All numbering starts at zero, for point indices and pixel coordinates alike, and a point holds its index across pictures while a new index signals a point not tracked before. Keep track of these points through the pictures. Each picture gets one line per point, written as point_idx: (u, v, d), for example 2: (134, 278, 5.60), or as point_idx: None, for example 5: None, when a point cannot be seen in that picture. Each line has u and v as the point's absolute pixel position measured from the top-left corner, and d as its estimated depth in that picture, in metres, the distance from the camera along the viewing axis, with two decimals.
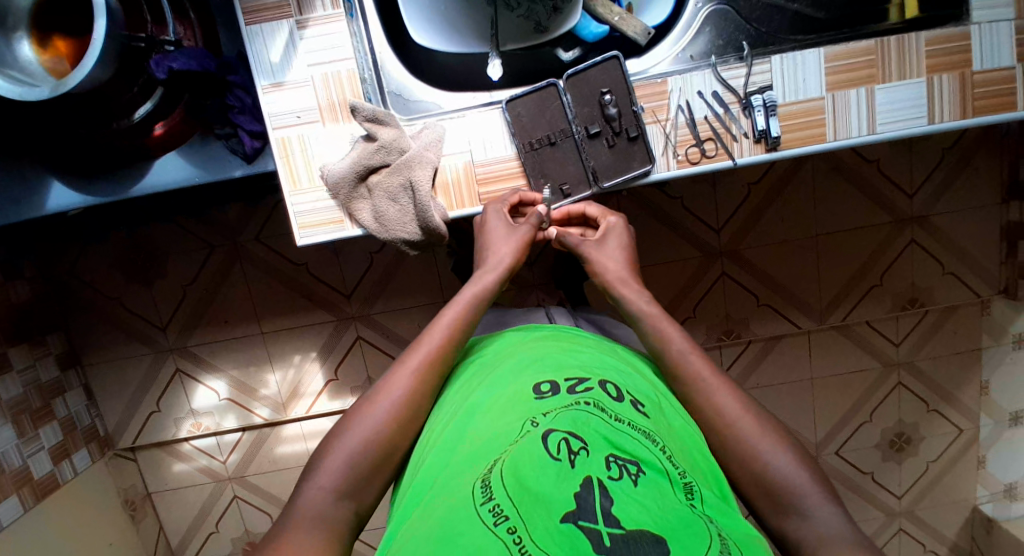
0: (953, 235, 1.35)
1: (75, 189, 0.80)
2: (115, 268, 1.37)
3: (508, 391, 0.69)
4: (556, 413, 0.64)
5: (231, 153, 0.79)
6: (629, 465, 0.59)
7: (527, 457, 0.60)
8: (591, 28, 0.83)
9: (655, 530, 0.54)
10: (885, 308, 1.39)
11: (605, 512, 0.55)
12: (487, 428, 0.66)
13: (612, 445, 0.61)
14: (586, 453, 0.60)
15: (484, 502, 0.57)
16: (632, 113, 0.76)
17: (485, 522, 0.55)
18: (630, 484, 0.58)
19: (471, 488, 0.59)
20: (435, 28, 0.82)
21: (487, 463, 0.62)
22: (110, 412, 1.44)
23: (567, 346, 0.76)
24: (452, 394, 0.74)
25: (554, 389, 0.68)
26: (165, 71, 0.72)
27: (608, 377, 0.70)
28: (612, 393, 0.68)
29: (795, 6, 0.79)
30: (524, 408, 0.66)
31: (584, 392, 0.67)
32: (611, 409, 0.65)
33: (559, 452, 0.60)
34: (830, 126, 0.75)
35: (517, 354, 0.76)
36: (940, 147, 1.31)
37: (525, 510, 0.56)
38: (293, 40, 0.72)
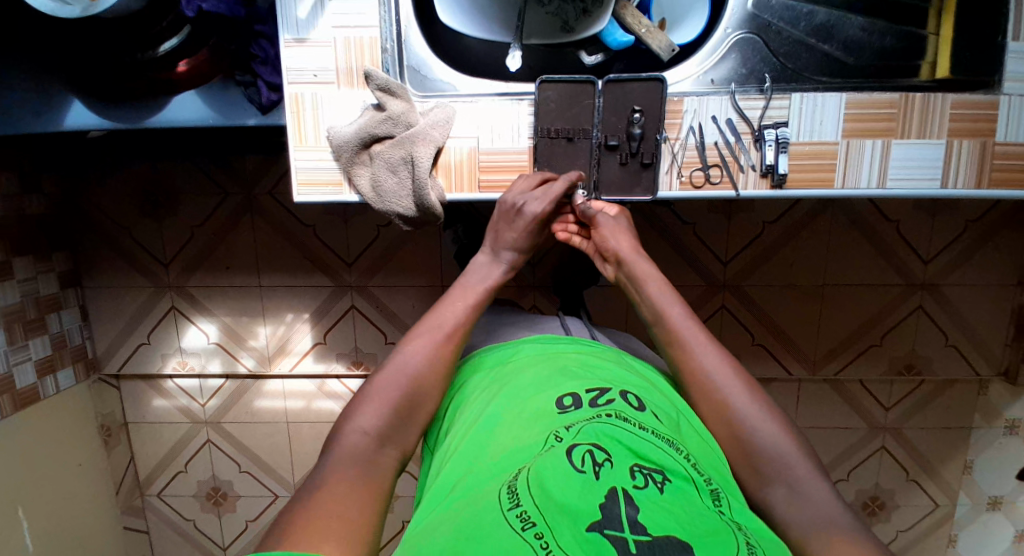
0: (963, 309, 1.33)
1: (94, 110, 0.81)
2: (129, 198, 1.38)
3: (529, 401, 0.69)
4: (579, 426, 0.64)
5: (248, 101, 0.81)
6: (655, 473, 0.60)
7: (551, 467, 0.60)
8: (617, 36, 0.82)
9: (682, 537, 0.55)
10: (880, 370, 1.37)
11: (631, 520, 0.56)
12: (510, 437, 0.66)
13: (636, 455, 0.61)
14: (611, 464, 0.60)
15: (510, 508, 0.58)
16: (655, 140, 0.76)
17: (512, 525, 0.56)
18: (656, 492, 0.58)
19: (497, 494, 0.59)
20: (466, 12, 0.83)
21: (512, 471, 0.62)
22: (101, 336, 1.46)
23: (589, 360, 0.75)
24: (473, 399, 0.75)
25: (577, 403, 0.67)
26: (195, 11, 0.73)
27: (629, 389, 0.70)
28: (634, 403, 0.68)
29: (825, 47, 0.78)
30: (546, 421, 0.66)
31: (606, 405, 0.67)
32: (634, 420, 0.65)
33: (584, 465, 0.60)
34: (839, 172, 0.75)
35: (537, 364, 0.75)
36: (965, 219, 1.29)
37: (550, 520, 0.56)
38: (322, 0, 0.72)
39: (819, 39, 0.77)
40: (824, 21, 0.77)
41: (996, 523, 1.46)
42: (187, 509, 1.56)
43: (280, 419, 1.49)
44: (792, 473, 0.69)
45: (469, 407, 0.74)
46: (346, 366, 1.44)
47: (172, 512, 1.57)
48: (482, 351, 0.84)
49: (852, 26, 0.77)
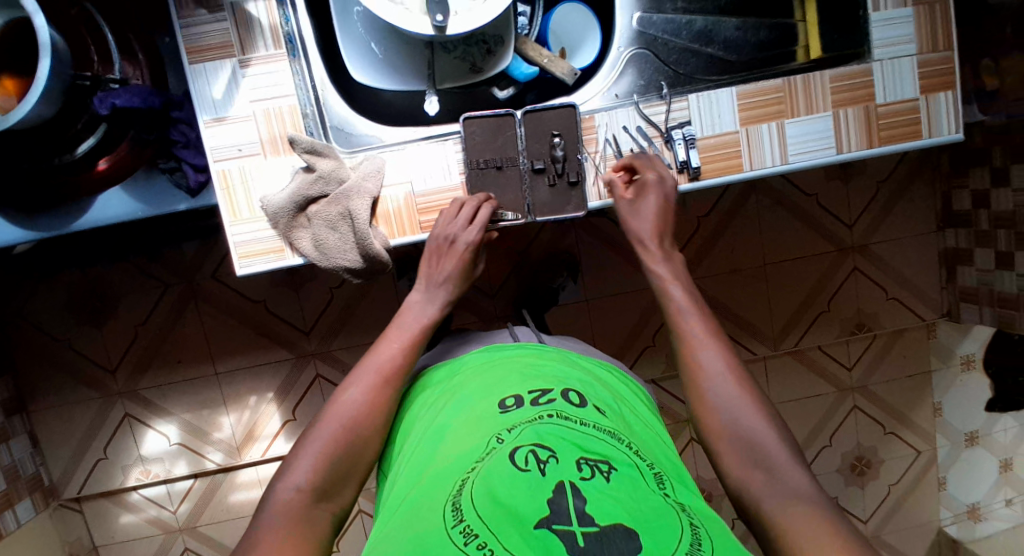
0: (893, 263, 1.44)
1: (16, 223, 0.80)
2: (67, 310, 1.40)
3: (473, 411, 0.70)
4: (520, 428, 0.65)
5: (175, 187, 0.81)
6: (601, 464, 0.61)
7: (496, 472, 0.60)
8: (522, 68, 0.87)
9: (629, 524, 0.55)
10: (835, 333, 1.45)
11: (579, 512, 0.56)
12: (457, 447, 0.66)
13: (581, 449, 0.62)
14: (555, 460, 0.61)
15: (454, 524, 0.56)
16: (578, 160, 0.80)
17: (456, 543, 0.54)
18: (603, 482, 0.59)
19: (442, 512, 0.58)
20: (378, 69, 0.84)
21: (457, 482, 0.61)
22: (55, 461, 1.42)
23: (533, 361, 0.78)
24: (420, 420, 0.75)
25: (519, 404, 0.69)
26: (109, 108, 0.71)
27: (570, 387, 0.73)
28: (575, 400, 0.70)
29: (709, 50, 0.85)
30: (490, 425, 0.67)
31: (548, 404, 0.69)
32: (575, 416, 0.67)
33: (528, 463, 0.61)
34: (745, 157, 0.80)
35: (480, 375, 0.77)
36: (875, 180, 1.41)
37: (495, 526, 0.55)
38: (235, 78, 0.74)
39: (702, 43, 0.85)
40: (703, 28, 0.85)
41: (977, 458, 1.53)
42: None
43: None
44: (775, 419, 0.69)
45: (418, 428, 0.74)
46: None
47: None
48: (424, 373, 0.85)
49: (727, 27, 0.85)
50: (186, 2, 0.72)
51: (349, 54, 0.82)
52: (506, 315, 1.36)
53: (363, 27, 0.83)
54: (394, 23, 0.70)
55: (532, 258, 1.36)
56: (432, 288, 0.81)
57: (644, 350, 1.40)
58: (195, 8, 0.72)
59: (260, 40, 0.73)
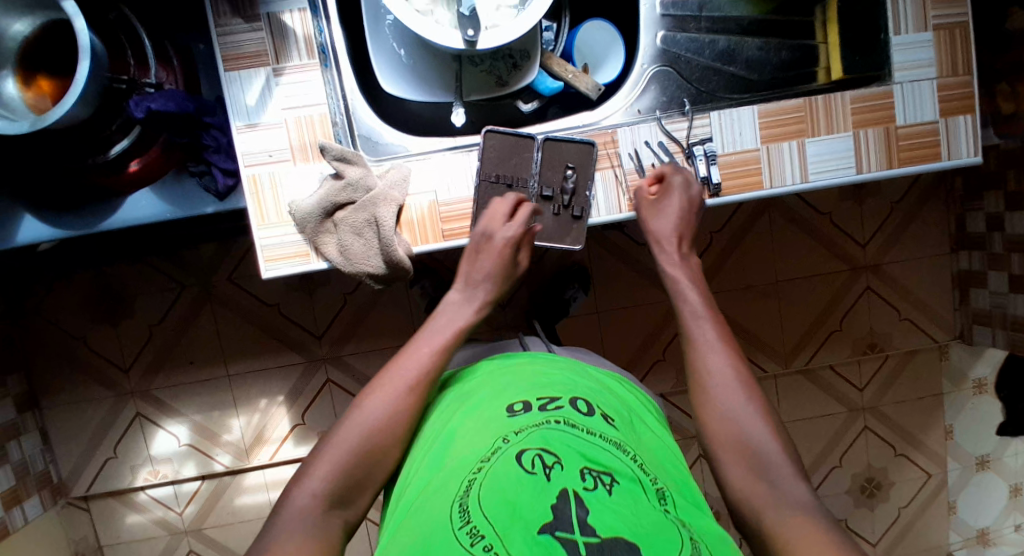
0: (906, 284, 1.44)
1: (46, 222, 0.81)
2: (83, 308, 1.42)
3: (482, 412, 0.71)
4: (526, 433, 0.66)
5: (203, 190, 0.82)
6: (604, 475, 0.61)
7: (503, 476, 0.61)
8: (547, 83, 0.88)
9: (630, 538, 0.55)
10: (846, 352, 1.45)
11: (581, 521, 0.56)
12: (465, 445, 0.68)
13: (587, 458, 0.63)
14: (560, 467, 0.62)
15: (461, 525, 0.58)
16: (586, 195, 0.81)
17: (461, 543, 0.56)
18: (605, 493, 0.59)
19: (448, 511, 0.60)
20: (409, 80, 0.86)
21: (465, 482, 0.63)
22: (65, 458, 1.45)
23: (542, 369, 0.79)
24: (431, 418, 0.77)
25: (526, 408, 0.70)
26: (144, 111, 0.72)
27: (578, 395, 0.73)
28: (583, 409, 0.70)
29: (731, 69, 0.86)
30: (499, 427, 0.68)
31: (555, 411, 0.69)
32: (582, 424, 0.68)
33: (534, 467, 0.62)
34: (766, 174, 0.80)
35: (491, 377, 0.78)
36: (890, 201, 1.42)
37: (499, 528, 0.56)
38: (269, 86, 0.75)
39: (724, 62, 0.85)
40: (726, 47, 0.86)
41: (989, 482, 1.52)
42: None
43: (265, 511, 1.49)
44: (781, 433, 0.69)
45: (427, 426, 0.76)
46: None
47: None
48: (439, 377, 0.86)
49: (750, 47, 0.86)
50: (223, 10, 0.74)
51: (380, 65, 0.84)
52: (517, 326, 1.37)
53: (394, 39, 0.84)
54: (425, 34, 0.72)
55: (545, 269, 1.37)
56: (471, 286, 0.79)
57: (654, 364, 1.40)
58: (231, 17, 0.74)
59: (294, 50, 0.75)
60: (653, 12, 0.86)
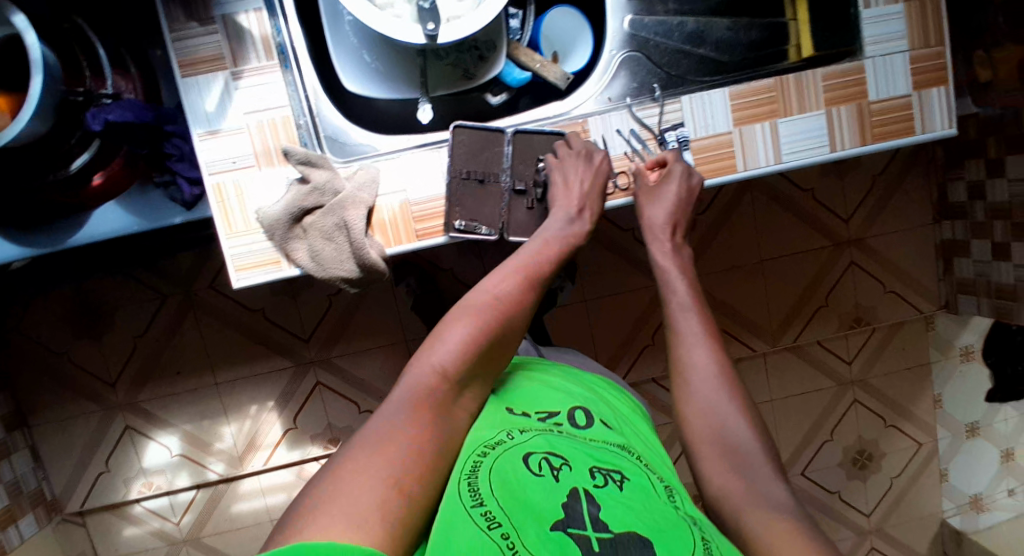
0: (891, 257, 1.45)
1: (12, 239, 0.80)
2: (64, 323, 1.40)
3: (485, 405, 0.70)
4: (531, 433, 0.67)
5: (170, 200, 0.80)
6: (613, 474, 0.63)
7: (511, 469, 0.61)
8: (515, 74, 0.87)
9: (645, 533, 0.55)
10: (833, 327, 1.45)
11: (593, 518, 0.57)
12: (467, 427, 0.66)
13: (594, 459, 0.64)
14: (569, 468, 0.62)
15: (474, 505, 0.56)
16: None
17: (477, 524, 0.54)
18: (615, 489, 0.60)
19: (457, 490, 0.58)
20: (373, 78, 0.85)
21: (471, 463, 0.61)
22: (56, 475, 1.44)
23: (536, 376, 0.79)
24: None
25: (526, 413, 0.71)
26: (101, 123, 0.70)
27: (574, 405, 0.74)
28: (581, 420, 0.72)
29: (701, 51, 0.85)
30: (502, 420, 0.68)
31: (554, 422, 0.70)
32: (583, 434, 0.69)
33: (541, 468, 0.62)
34: (739, 157, 0.80)
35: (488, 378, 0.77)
36: (871, 175, 1.42)
37: (514, 518, 0.56)
38: (228, 91, 0.74)
39: (694, 44, 0.84)
40: (694, 29, 0.85)
41: (981, 449, 1.53)
42: None
43: (263, 518, 1.49)
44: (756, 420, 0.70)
45: None
46: (323, 446, 1.47)
47: None
48: None
49: (719, 28, 0.85)
50: (178, 15, 0.72)
51: (344, 64, 0.83)
52: None
53: (355, 36, 0.83)
54: (382, 30, 0.70)
55: None
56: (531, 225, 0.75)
57: (643, 350, 1.40)
58: (186, 22, 0.72)
59: (252, 52, 0.73)
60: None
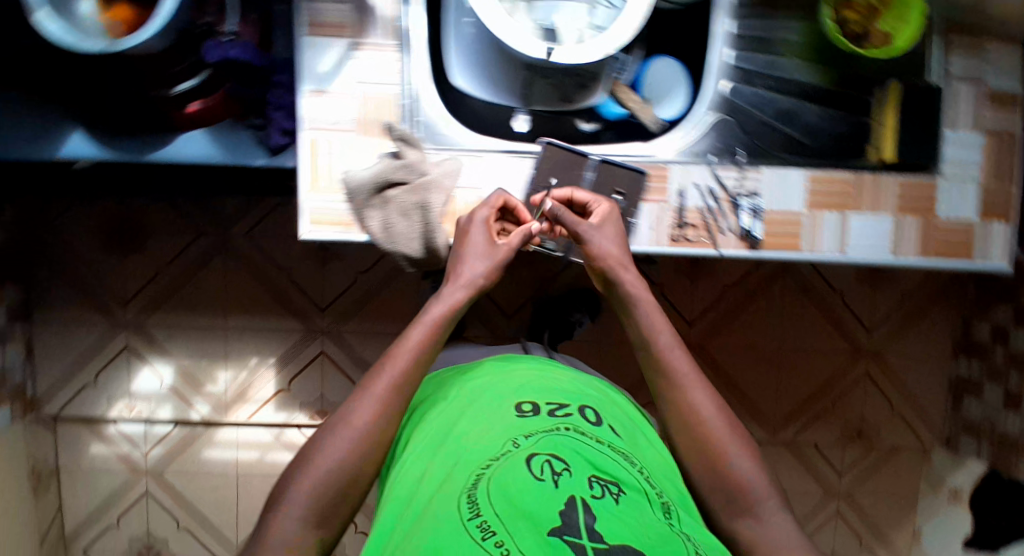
0: (904, 377, 1.46)
1: (94, 142, 0.81)
2: (96, 233, 1.43)
3: (498, 414, 0.81)
4: (538, 437, 0.76)
5: (256, 143, 0.82)
6: (611, 485, 0.71)
7: (516, 475, 0.71)
8: (612, 108, 0.91)
9: (636, 545, 0.64)
10: (834, 434, 1.46)
11: (588, 527, 0.66)
12: (477, 442, 0.77)
13: (594, 467, 0.73)
14: (569, 474, 0.72)
15: (472, 517, 0.66)
16: (630, 222, 0.83)
17: (474, 535, 0.64)
18: (611, 502, 0.69)
19: (461, 504, 0.68)
20: (479, 78, 0.88)
21: (478, 476, 0.72)
22: (44, 375, 1.45)
23: (551, 379, 0.88)
24: (446, 404, 0.85)
25: (536, 410, 0.81)
26: (219, 57, 0.77)
27: (586, 405, 0.84)
28: (591, 420, 0.81)
29: (787, 129, 0.85)
30: (510, 429, 0.78)
31: (564, 420, 0.80)
32: (590, 434, 0.78)
33: (544, 474, 0.71)
34: (805, 240, 0.82)
35: (499, 382, 0.87)
36: (904, 293, 1.44)
37: (510, 526, 0.66)
38: (345, 58, 0.78)
39: (783, 122, 0.85)
40: (786, 108, 0.86)
41: None
42: None
43: (230, 470, 1.49)
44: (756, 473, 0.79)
45: (439, 416, 0.83)
46: (308, 415, 1.47)
47: None
48: (447, 372, 0.95)
49: (810, 113, 0.86)
50: None
51: (455, 58, 0.87)
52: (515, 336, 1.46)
53: (472, 37, 0.86)
54: (508, 40, 0.75)
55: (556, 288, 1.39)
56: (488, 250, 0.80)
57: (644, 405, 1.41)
58: None
59: (376, 29, 0.78)
60: (723, 61, 0.86)
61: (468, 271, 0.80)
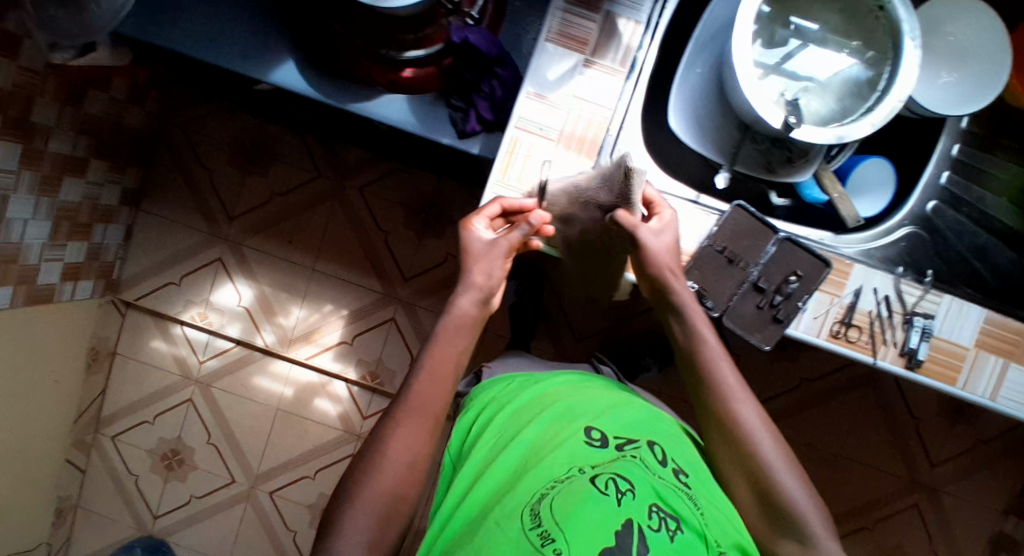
0: (953, 520, 1.42)
1: (305, 76, 0.88)
2: (225, 145, 1.48)
3: (564, 427, 0.77)
4: (605, 462, 0.73)
5: (450, 123, 0.89)
6: (669, 519, 0.69)
7: (578, 492, 0.69)
8: (813, 192, 0.89)
9: None
10: (864, 553, 1.42)
11: None
12: (541, 452, 0.75)
13: (657, 497, 0.71)
14: (632, 495, 0.70)
15: (533, 526, 0.66)
16: (797, 306, 0.79)
17: (533, 543, 0.65)
18: (667, 538, 0.67)
19: (522, 511, 0.68)
20: (694, 123, 0.90)
21: (541, 486, 0.71)
22: (134, 262, 1.50)
23: (622, 400, 0.84)
24: (514, 409, 0.83)
25: (603, 440, 0.76)
26: (461, 39, 0.83)
27: (656, 440, 0.79)
28: (659, 455, 0.76)
29: (977, 264, 0.86)
30: (575, 445, 0.74)
31: (632, 448, 0.76)
32: (657, 469, 0.74)
33: (608, 489, 0.70)
34: (962, 375, 0.79)
35: (563, 395, 0.84)
36: (977, 437, 1.41)
37: (567, 539, 0.65)
38: (573, 71, 0.79)
39: (975, 256, 0.86)
40: (981, 243, 0.88)
41: None
42: (136, 464, 1.54)
43: (272, 403, 1.51)
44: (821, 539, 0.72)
45: (505, 419, 0.81)
46: (361, 375, 1.49)
47: (120, 462, 1.54)
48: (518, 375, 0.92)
49: (1002, 255, 0.87)
50: None
51: (677, 100, 0.90)
52: (579, 361, 1.45)
53: (698, 86, 0.89)
54: (755, 101, 0.77)
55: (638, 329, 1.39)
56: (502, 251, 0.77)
57: None
58: None
59: (612, 52, 0.80)
60: (934, 180, 0.88)
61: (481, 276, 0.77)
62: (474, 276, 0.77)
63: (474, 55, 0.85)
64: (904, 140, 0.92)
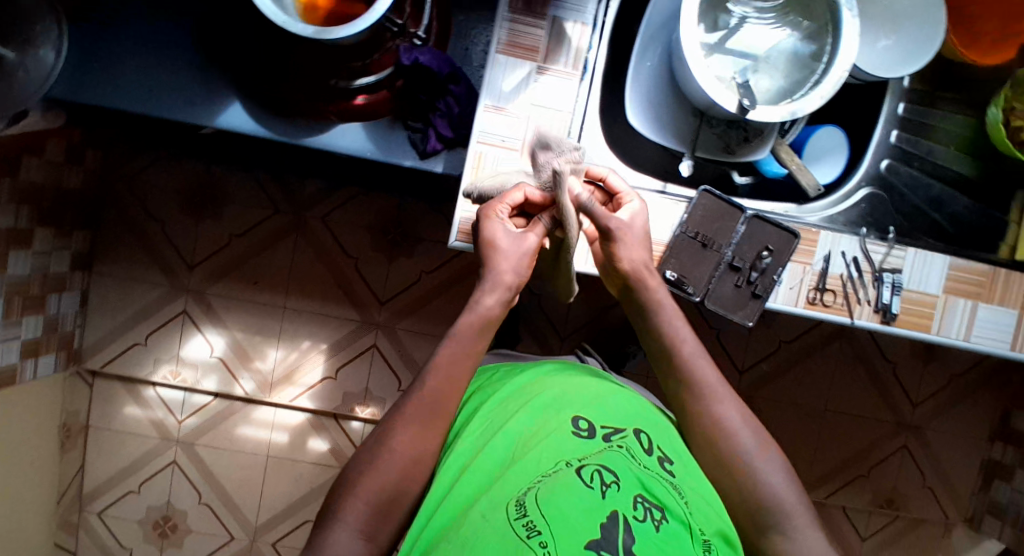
0: (941, 454, 1.48)
1: (252, 115, 0.86)
2: (174, 194, 1.44)
3: (552, 421, 0.76)
4: (592, 454, 0.72)
5: (409, 144, 0.87)
6: (655, 509, 0.67)
7: (566, 485, 0.67)
8: (773, 166, 0.94)
9: None
10: (864, 500, 1.47)
11: (626, 546, 0.63)
12: (529, 449, 0.73)
13: (642, 487, 0.69)
14: (617, 487, 0.68)
15: (518, 517, 0.64)
16: (772, 279, 0.82)
17: (518, 534, 0.62)
18: (653, 527, 0.65)
19: (507, 505, 0.65)
20: (649, 118, 0.90)
21: (528, 481, 0.68)
22: (94, 328, 1.44)
23: (606, 391, 0.83)
24: (499, 407, 0.81)
25: (591, 431, 0.75)
26: (412, 59, 0.82)
27: (643, 430, 0.78)
28: (644, 446, 0.76)
29: (934, 216, 0.92)
30: (563, 439, 0.73)
31: (618, 440, 0.75)
32: (643, 460, 0.73)
33: (593, 482, 0.68)
34: (936, 321, 0.83)
35: (548, 389, 0.82)
36: (951, 372, 1.47)
37: (553, 530, 0.63)
38: (528, 79, 0.80)
39: (932, 208, 0.92)
40: (937, 195, 0.93)
41: None
42: (127, 536, 1.48)
43: (260, 451, 1.47)
44: (802, 527, 0.73)
45: (490, 418, 0.80)
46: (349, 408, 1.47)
47: (109, 537, 1.48)
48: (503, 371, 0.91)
49: (958, 203, 0.92)
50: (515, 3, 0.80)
51: (631, 96, 0.90)
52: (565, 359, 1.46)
53: (648, 80, 0.90)
54: (707, 88, 0.80)
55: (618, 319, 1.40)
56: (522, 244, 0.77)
57: None
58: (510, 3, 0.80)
59: (563, 56, 0.80)
60: (884, 140, 0.91)
61: (511, 273, 0.77)
62: (503, 273, 0.77)
63: (424, 75, 0.85)
64: (850, 106, 0.97)
